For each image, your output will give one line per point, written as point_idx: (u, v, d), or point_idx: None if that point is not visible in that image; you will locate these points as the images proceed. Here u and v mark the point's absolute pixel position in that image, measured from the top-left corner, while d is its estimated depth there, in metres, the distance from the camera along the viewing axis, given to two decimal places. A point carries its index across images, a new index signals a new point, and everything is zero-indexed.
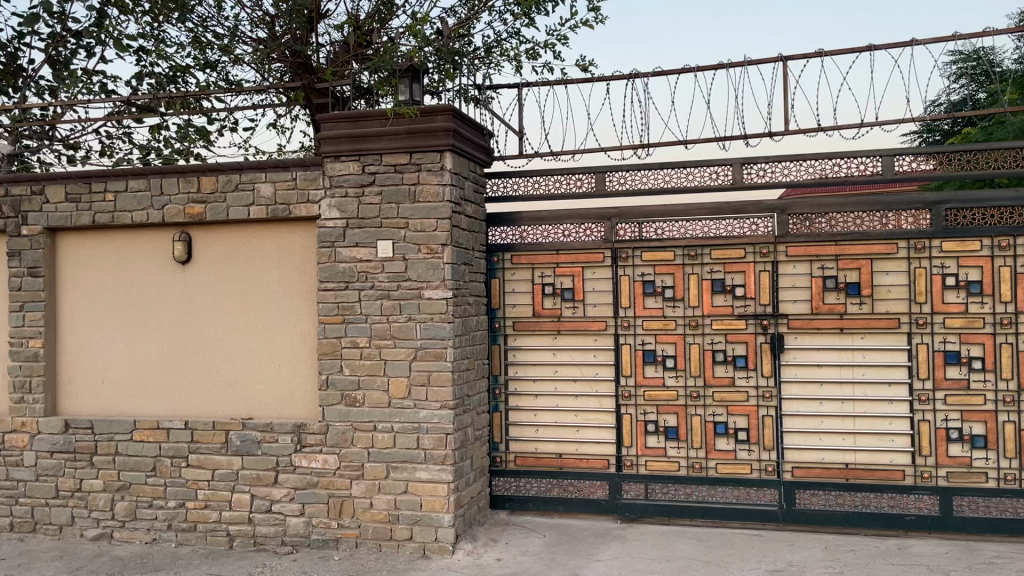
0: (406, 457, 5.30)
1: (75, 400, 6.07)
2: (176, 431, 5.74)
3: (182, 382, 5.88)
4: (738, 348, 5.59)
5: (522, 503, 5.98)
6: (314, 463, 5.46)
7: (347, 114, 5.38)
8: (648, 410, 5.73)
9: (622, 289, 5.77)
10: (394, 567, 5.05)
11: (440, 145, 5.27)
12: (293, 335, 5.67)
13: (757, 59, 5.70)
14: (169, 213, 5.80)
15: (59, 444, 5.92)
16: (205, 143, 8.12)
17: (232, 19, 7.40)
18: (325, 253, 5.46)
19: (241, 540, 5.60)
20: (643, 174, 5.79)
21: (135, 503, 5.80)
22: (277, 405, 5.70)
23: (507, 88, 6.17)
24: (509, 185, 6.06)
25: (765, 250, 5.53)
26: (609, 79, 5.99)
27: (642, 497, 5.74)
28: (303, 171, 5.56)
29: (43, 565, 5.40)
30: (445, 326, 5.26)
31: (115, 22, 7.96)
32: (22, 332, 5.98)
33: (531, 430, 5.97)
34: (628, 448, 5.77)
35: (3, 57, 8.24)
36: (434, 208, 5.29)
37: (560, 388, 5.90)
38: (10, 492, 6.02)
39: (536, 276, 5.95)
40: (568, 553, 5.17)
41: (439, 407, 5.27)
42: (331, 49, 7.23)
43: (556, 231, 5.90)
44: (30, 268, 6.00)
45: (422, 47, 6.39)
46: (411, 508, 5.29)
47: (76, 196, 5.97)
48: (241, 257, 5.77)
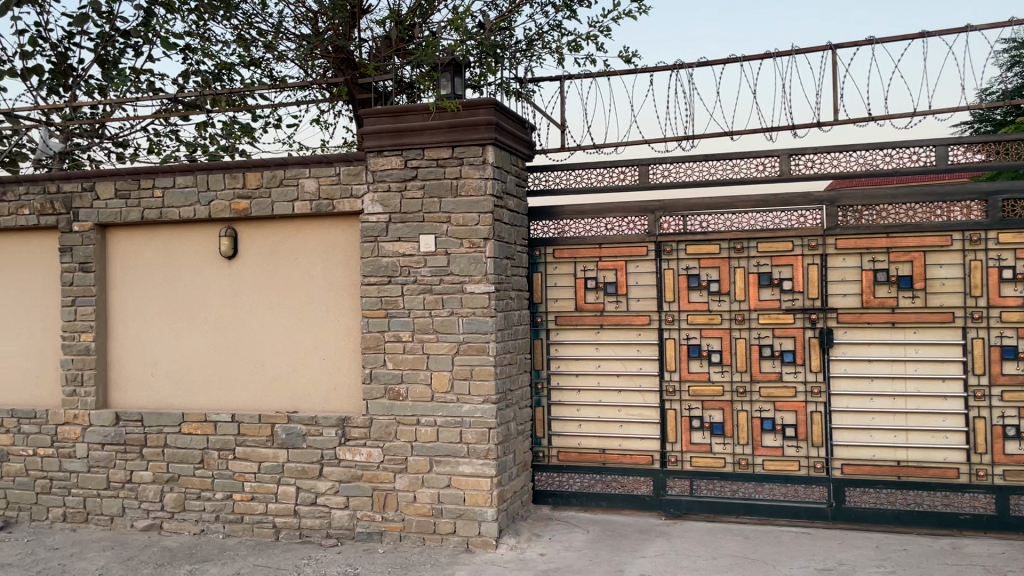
0: (449, 451, 5.31)
1: (125, 392, 6.19)
2: (223, 424, 5.81)
3: (229, 376, 5.95)
4: (786, 342, 5.49)
5: (566, 499, 5.95)
6: (358, 457, 5.50)
7: (390, 109, 5.39)
8: (693, 405, 5.66)
9: (666, 282, 5.70)
10: (438, 561, 5.06)
11: (482, 138, 5.24)
12: (337, 329, 5.70)
13: (805, 48, 5.59)
14: (216, 208, 5.87)
15: (109, 436, 6.03)
16: (250, 139, 8.21)
17: (276, 16, 7.45)
18: (368, 247, 5.48)
19: (287, 533, 5.66)
20: (688, 166, 5.71)
21: (183, 494, 5.88)
22: (322, 398, 5.74)
23: (549, 80, 6.13)
24: (551, 178, 6.02)
25: (814, 243, 5.42)
26: (653, 70, 5.92)
27: (687, 494, 5.68)
28: (347, 166, 5.58)
29: (95, 555, 5.51)
30: (488, 320, 5.25)
31: (162, 20, 8.09)
32: (74, 326, 6.12)
33: (574, 425, 5.93)
34: (673, 443, 5.70)
35: (54, 57, 8.43)
36: (476, 203, 5.27)
37: (603, 383, 5.85)
38: (62, 483, 6.15)
39: (578, 270, 5.90)
40: (613, 549, 5.12)
41: (482, 401, 5.25)
42: (373, 44, 7.25)
43: (599, 224, 5.85)
44: (81, 263, 6.13)
45: (464, 40, 6.38)
46: (455, 501, 5.29)
47: (125, 193, 6.07)
48: (286, 252, 5.82)
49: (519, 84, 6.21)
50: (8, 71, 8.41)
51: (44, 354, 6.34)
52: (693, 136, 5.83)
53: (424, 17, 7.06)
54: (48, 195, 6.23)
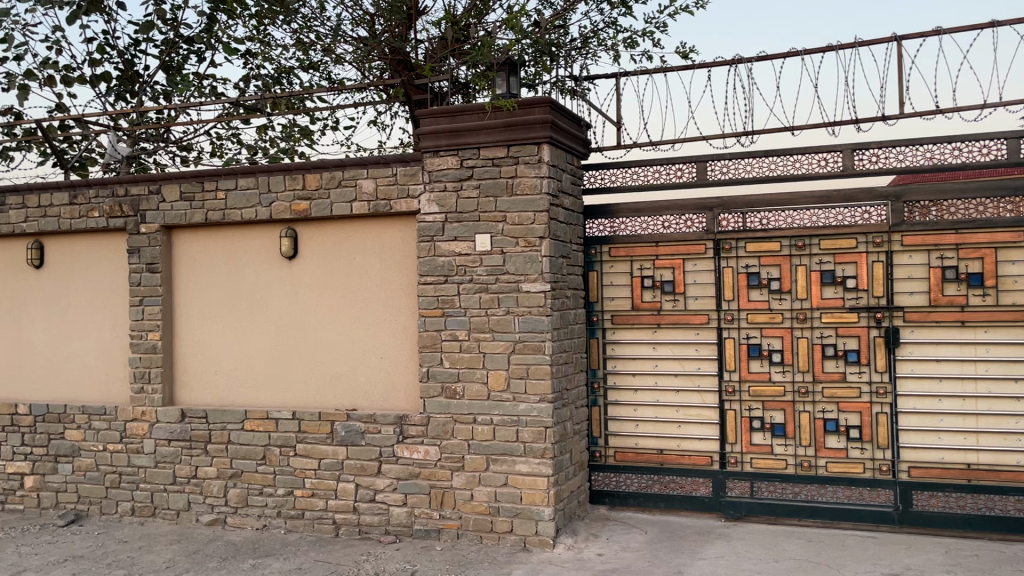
0: (505, 449, 5.31)
1: (190, 390, 6.34)
2: (285, 421, 5.91)
3: (290, 374, 6.05)
4: (850, 342, 5.36)
5: (623, 499, 5.90)
6: (416, 454, 5.54)
7: (446, 109, 5.42)
8: (754, 406, 5.57)
9: (725, 281, 5.62)
10: (495, 559, 5.07)
11: (538, 137, 5.23)
12: (395, 327, 5.76)
13: (869, 40, 5.45)
14: (276, 210, 5.97)
15: (175, 432, 6.20)
16: (308, 142, 8.37)
17: (334, 19, 7.56)
18: (425, 246, 5.52)
19: (347, 529, 5.73)
20: (747, 163, 5.61)
21: (246, 490, 6.01)
22: (380, 396, 5.80)
23: (605, 78, 6.10)
24: (607, 176, 5.99)
25: (878, 240, 5.29)
26: (711, 65, 5.84)
27: (747, 495, 5.59)
28: (404, 167, 5.63)
29: (162, 548, 5.66)
30: (544, 318, 5.24)
31: (224, 26, 8.30)
32: (142, 325, 6.30)
33: (631, 425, 5.88)
34: (733, 444, 5.62)
35: (121, 65, 8.71)
36: (532, 201, 5.26)
37: (661, 382, 5.78)
38: (131, 477, 6.33)
39: (635, 268, 5.85)
40: (672, 550, 5.07)
41: (538, 400, 5.25)
42: (429, 45, 7.31)
43: (655, 222, 5.79)
44: (148, 264, 6.31)
45: (519, 39, 6.39)
46: (512, 500, 5.29)
47: (190, 195, 6.22)
48: (344, 252, 5.89)
49: (574, 82, 6.19)
50: (78, 78, 8.70)
51: (112, 352, 6.55)
52: (752, 131, 5.73)
53: (479, 18, 7.12)
54: (116, 198, 6.42)
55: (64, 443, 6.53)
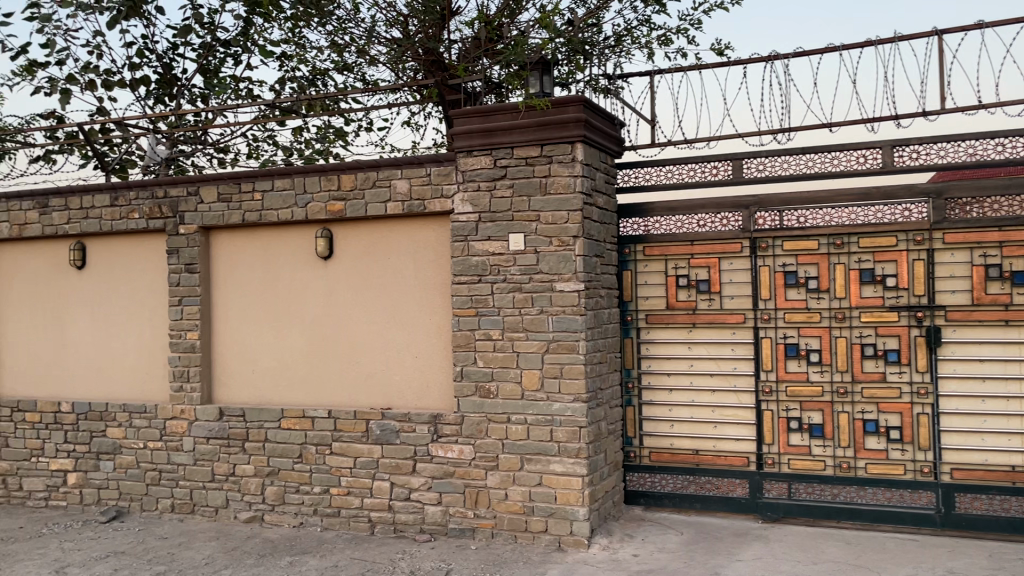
0: (540, 449, 5.31)
1: (228, 388, 6.42)
2: (320, 420, 5.97)
3: (325, 373, 6.10)
4: (890, 342, 5.27)
5: (658, 500, 5.87)
6: (450, 454, 5.56)
7: (479, 109, 5.43)
8: (791, 406, 5.50)
9: (762, 280, 5.56)
10: (530, 559, 5.07)
11: (571, 136, 5.21)
12: (429, 326, 5.78)
13: (909, 34, 5.36)
14: (312, 210, 6.03)
15: (214, 430, 6.28)
16: (343, 143, 8.44)
17: (368, 21, 7.61)
18: (459, 246, 5.53)
19: (382, 527, 5.76)
20: (784, 160, 5.55)
21: (283, 488, 6.07)
22: (415, 395, 5.83)
23: (639, 76, 6.07)
24: (641, 175, 5.96)
25: (919, 238, 5.19)
26: (747, 61, 5.79)
27: (784, 497, 5.52)
28: (437, 167, 5.65)
29: (201, 544, 5.74)
30: (578, 318, 5.22)
31: (261, 29, 8.41)
32: (181, 324, 6.40)
33: (666, 425, 5.84)
34: (770, 445, 5.56)
35: (160, 68, 8.85)
36: (566, 201, 5.25)
37: (696, 382, 5.74)
38: (170, 475, 6.43)
39: (669, 267, 5.80)
40: (708, 552, 5.03)
41: (573, 399, 5.24)
42: (462, 45, 7.33)
43: (690, 221, 5.75)
44: (187, 264, 6.40)
45: (552, 38, 6.38)
46: (546, 500, 5.28)
47: (227, 196, 6.30)
48: (379, 252, 5.93)
49: (607, 80, 6.16)
50: (118, 82, 8.86)
51: (152, 351, 6.65)
52: (788, 128, 5.66)
53: (512, 17, 7.13)
54: (156, 200, 6.53)
55: (105, 441, 6.65)
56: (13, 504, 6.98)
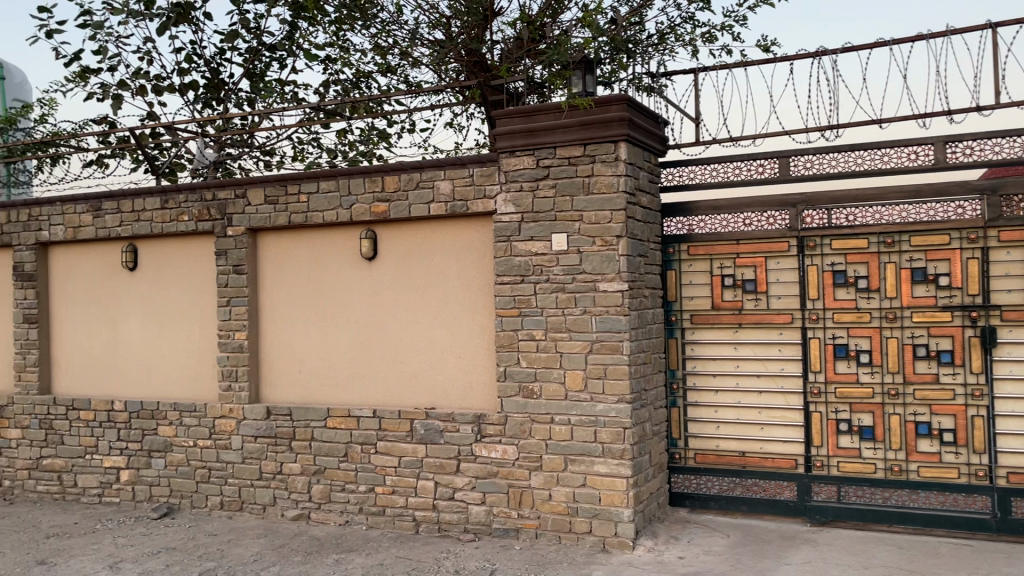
0: (584, 450, 5.28)
1: (274, 387, 6.52)
2: (365, 419, 6.02)
3: (370, 373, 6.16)
4: (943, 342, 5.15)
5: (704, 501, 5.81)
6: (494, 454, 5.57)
7: (522, 109, 5.42)
8: (840, 408, 5.41)
9: (809, 279, 5.47)
10: (574, 560, 5.06)
11: (615, 135, 5.19)
12: (472, 327, 5.80)
13: (962, 27, 5.24)
14: (356, 212, 6.08)
15: (262, 429, 6.37)
16: (386, 144, 8.51)
17: (411, 23, 7.66)
18: (502, 246, 5.54)
19: (426, 526, 5.80)
20: (832, 157, 5.46)
21: (329, 486, 6.14)
22: (458, 395, 5.85)
23: (683, 74, 6.02)
24: (685, 174, 5.90)
25: (973, 235, 5.07)
26: (794, 58, 5.70)
27: (833, 500, 5.43)
28: (480, 167, 5.66)
29: (250, 541, 5.83)
30: (622, 318, 5.20)
31: (306, 33, 8.52)
32: (229, 325, 6.51)
33: (712, 426, 5.77)
34: (819, 447, 5.47)
35: (208, 73, 9.01)
36: (609, 200, 5.22)
37: (742, 383, 5.66)
38: (220, 473, 6.54)
39: (714, 267, 5.74)
40: (755, 555, 4.96)
41: (616, 400, 5.21)
42: (504, 45, 7.34)
43: (736, 219, 5.67)
44: (235, 266, 6.51)
45: (596, 37, 6.35)
46: (591, 501, 5.26)
47: (274, 199, 6.38)
48: (422, 253, 5.96)
49: (651, 79, 6.11)
50: (167, 87, 9.03)
51: (201, 351, 6.77)
52: (837, 125, 5.57)
53: (554, 17, 7.12)
54: (205, 202, 6.65)
55: (157, 439, 6.79)
56: (69, 500, 7.17)
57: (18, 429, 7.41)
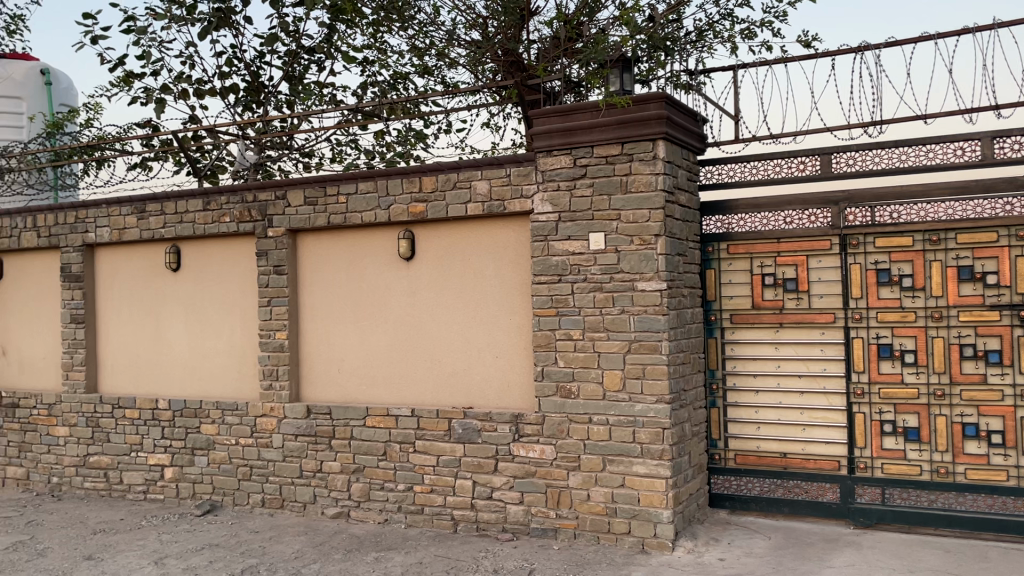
0: (623, 450, 5.26)
1: (315, 387, 6.58)
2: (404, 418, 6.05)
3: (409, 372, 6.19)
4: (991, 342, 5.05)
5: (744, 503, 5.74)
6: (532, 453, 5.56)
7: (559, 109, 5.41)
8: (884, 409, 5.31)
9: (852, 278, 5.38)
10: (613, 561, 5.03)
11: (653, 134, 5.15)
12: (509, 327, 5.80)
13: (1009, 20, 5.12)
14: (394, 212, 6.12)
15: (302, 428, 6.44)
16: (423, 145, 8.56)
17: (449, 24, 7.69)
18: (539, 246, 5.53)
19: (465, 525, 5.81)
20: (875, 154, 5.36)
21: (368, 485, 6.18)
22: (496, 394, 5.86)
23: (722, 71, 5.96)
24: (724, 171, 5.83)
25: (1022, 233, 4.97)
26: (835, 53, 5.62)
27: (878, 502, 5.34)
28: (517, 167, 5.66)
29: (291, 539, 5.90)
30: (660, 318, 5.16)
31: (344, 35, 8.60)
32: (270, 324, 6.59)
33: (752, 427, 5.71)
34: (862, 449, 5.37)
35: (248, 76, 9.13)
36: (647, 199, 5.19)
37: (783, 383, 5.59)
38: (261, 471, 6.62)
39: (755, 266, 5.67)
40: (797, 557, 4.90)
41: (655, 400, 5.17)
42: (541, 45, 7.34)
43: (777, 218, 5.60)
44: (275, 266, 6.58)
45: (633, 35, 6.32)
46: (629, 501, 5.24)
47: (313, 200, 6.44)
48: (460, 253, 5.97)
49: (689, 76, 6.06)
50: (209, 90, 9.17)
51: (243, 350, 6.87)
52: (880, 121, 5.48)
53: (591, 15, 7.10)
54: (246, 204, 6.73)
55: (200, 437, 6.90)
56: (115, 497, 7.31)
57: (66, 426, 7.57)
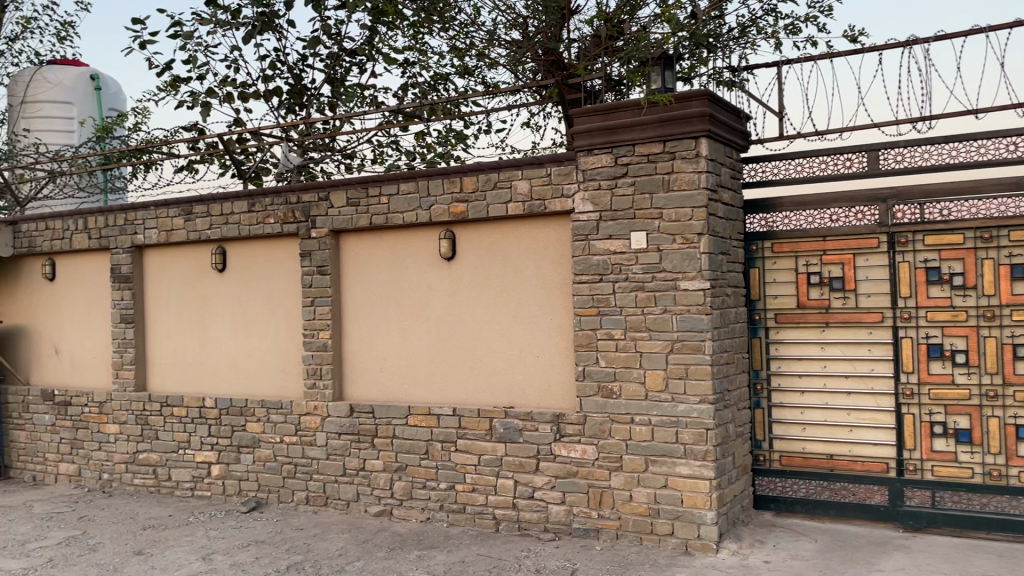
0: (665, 450, 5.22)
1: (358, 386, 6.65)
2: (445, 417, 6.08)
3: (450, 372, 6.22)
4: None
5: (789, 505, 5.66)
6: (574, 453, 5.55)
7: (600, 108, 5.39)
8: (935, 410, 5.20)
9: (901, 277, 5.27)
10: (656, 562, 4.99)
11: (695, 131, 5.10)
12: (550, 326, 5.79)
13: None
14: (436, 212, 6.15)
15: (345, 426, 6.50)
16: (463, 146, 8.60)
17: (489, 25, 7.71)
18: (580, 246, 5.52)
19: (506, 524, 5.82)
20: (924, 150, 5.25)
21: (411, 484, 6.22)
22: (537, 394, 5.85)
23: (766, 68, 5.88)
24: (768, 169, 5.75)
25: None
26: (882, 48, 5.52)
27: (927, 505, 5.22)
28: (558, 167, 5.65)
29: (335, 536, 5.96)
30: (704, 317, 5.11)
31: (385, 37, 8.68)
32: (314, 324, 6.67)
33: (797, 428, 5.63)
34: (912, 451, 5.27)
35: (291, 79, 9.25)
36: (690, 197, 5.15)
37: (829, 384, 5.51)
38: (305, 468, 6.70)
39: (800, 265, 5.59)
40: (844, 560, 4.82)
41: (698, 401, 5.13)
42: (581, 44, 7.32)
43: (822, 215, 5.51)
44: (318, 267, 6.66)
45: (675, 32, 6.26)
46: (672, 502, 5.20)
47: (355, 201, 6.50)
48: (501, 253, 5.98)
49: (732, 73, 5.99)
50: (253, 94, 9.30)
51: (287, 350, 6.96)
52: (929, 117, 5.37)
53: (632, 13, 7.07)
54: (290, 205, 6.82)
55: (246, 435, 7.00)
56: (163, 493, 7.46)
57: (116, 424, 7.74)
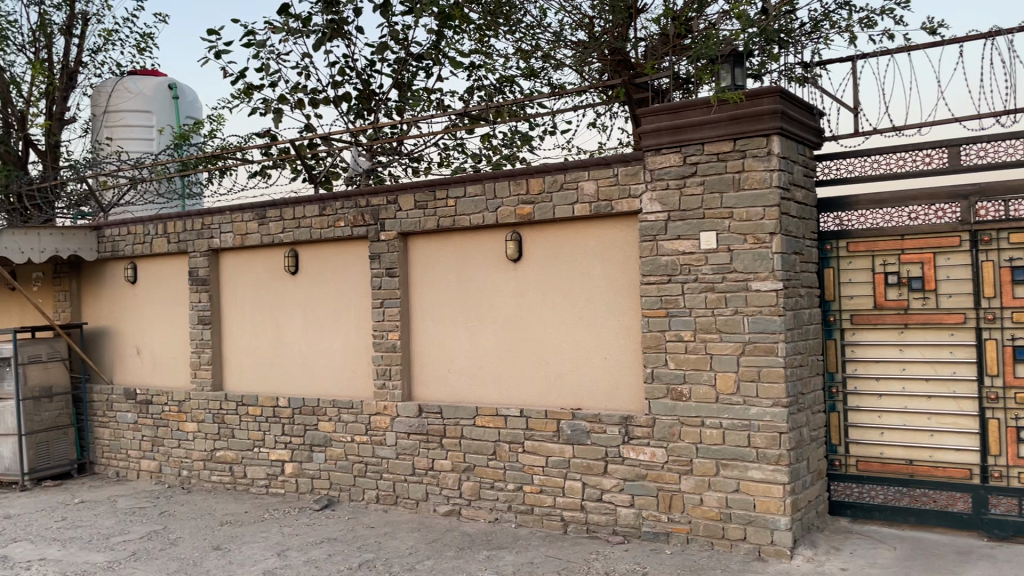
0: (737, 454, 5.14)
1: (426, 386, 6.72)
2: (512, 418, 6.10)
3: (518, 372, 6.23)
4: None
5: (866, 511, 5.51)
6: (642, 456, 5.50)
7: (669, 106, 5.33)
8: (1021, 415, 4.99)
9: (985, 276, 5.08)
10: (728, 567, 4.91)
11: (767, 128, 5.00)
12: (618, 328, 5.75)
13: None
14: (502, 214, 6.17)
15: (414, 426, 6.58)
16: (529, 147, 8.61)
17: (555, 25, 7.71)
18: (648, 246, 5.47)
19: (574, 526, 5.80)
20: (1008, 145, 5.06)
21: (479, 483, 6.26)
22: (605, 396, 5.82)
23: (840, 62, 5.74)
24: (843, 166, 5.60)
25: None
26: (964, 39, 5.33)
27: (1014, 514, 5.01)
28: (625, 167, 5.61)
29: (405, 535, 6.03)
30: (776, 318, 5.01)
31: (451, 41, 8.75)
32: (383, 325, 6.77)
33: (875, 433, 5.47)
34: (997, 457, 5.07)
35: (359, 85, 9.40)
36: (762, 196, 5.05)
37: (908, 388, 5.34)
38: (375, 467, 6.79)
39: (876, 264, 5.43)
40: (925, 569, 4.67)
41: (771, 404, 5.03)
42: (648, 43, 7.25)
43: (900, 214, 5.35)
44: (387, 269, 6.75)
45: (745, 29, 6.15)
46: (744, 507, 5.11)
47: (423, 204, 6.57)
48: (568, 254, 5.97)
49: (804, 69, 5.86)
50: (323, 100, 9.47)
51: (357, 351, 7.07)
52: (1013, 110, 5.16)
53: (700, 10, 6.98)
54: (359, 208, 6.92)
55: (318, 434, 7.14)
56: (239, 490, 7.66)
57: (194, 422, 7.98)
